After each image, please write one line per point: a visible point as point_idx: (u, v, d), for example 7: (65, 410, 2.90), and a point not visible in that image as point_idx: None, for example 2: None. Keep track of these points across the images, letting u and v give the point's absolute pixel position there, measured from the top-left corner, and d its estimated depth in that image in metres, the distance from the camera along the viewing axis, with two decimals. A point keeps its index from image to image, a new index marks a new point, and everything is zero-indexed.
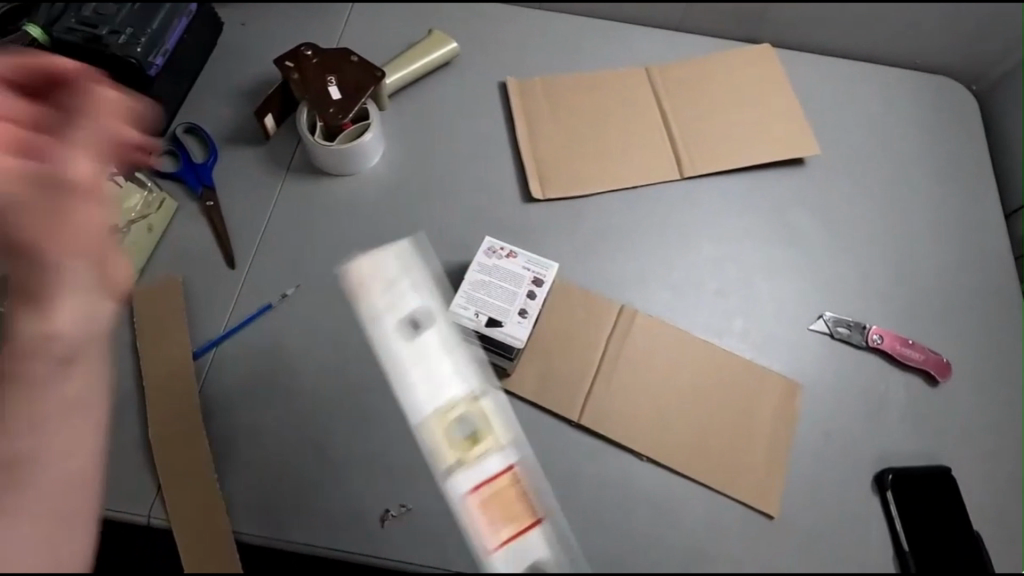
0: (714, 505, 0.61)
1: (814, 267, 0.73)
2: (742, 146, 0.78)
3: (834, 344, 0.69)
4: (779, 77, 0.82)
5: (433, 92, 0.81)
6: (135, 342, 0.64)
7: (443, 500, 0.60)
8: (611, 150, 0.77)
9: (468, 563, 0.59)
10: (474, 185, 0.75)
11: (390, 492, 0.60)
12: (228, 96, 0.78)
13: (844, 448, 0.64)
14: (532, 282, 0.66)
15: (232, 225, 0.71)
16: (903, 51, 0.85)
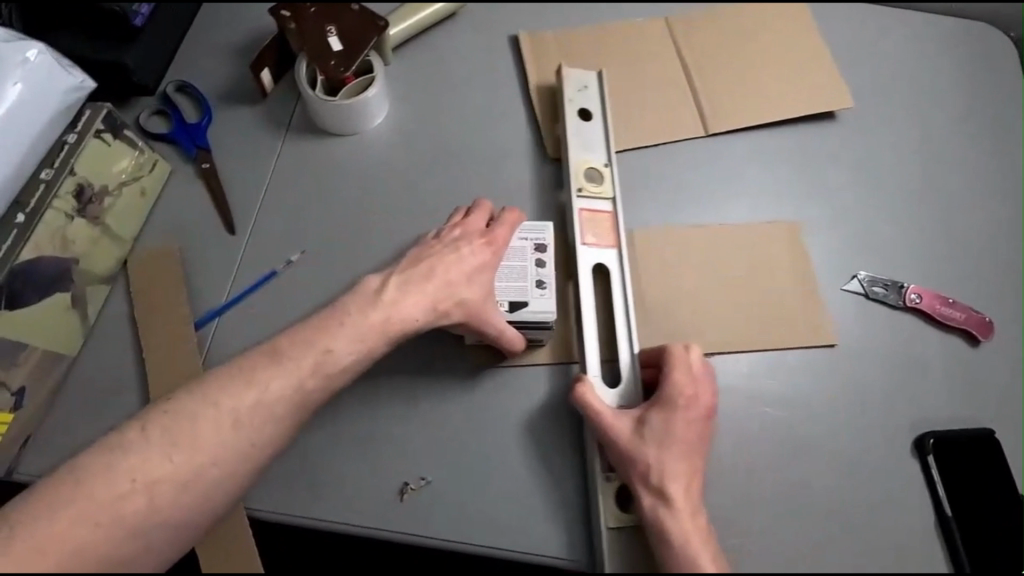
0: (750, 474, 0.58)
1: (848, 224, 0.69)
2: (770, 98, 0.73)
3: (869, 305, 0.65)
4: (806, 26, 0.78)
5: (441, 47, 0.76)
6: (133, 312, 0.60)
7: (465, 472, 0.57)
8: (631, 104, 0.73)
9: (493, 540, 0.55)
10: (486, 143, 0.71)
11: (408, 464, 0.57)
12: (222, 52, 0.73)
13: (884, 413, 0.61)
14: (535, 251, 0.61)
15: (230, 188, 0.67)
16: None
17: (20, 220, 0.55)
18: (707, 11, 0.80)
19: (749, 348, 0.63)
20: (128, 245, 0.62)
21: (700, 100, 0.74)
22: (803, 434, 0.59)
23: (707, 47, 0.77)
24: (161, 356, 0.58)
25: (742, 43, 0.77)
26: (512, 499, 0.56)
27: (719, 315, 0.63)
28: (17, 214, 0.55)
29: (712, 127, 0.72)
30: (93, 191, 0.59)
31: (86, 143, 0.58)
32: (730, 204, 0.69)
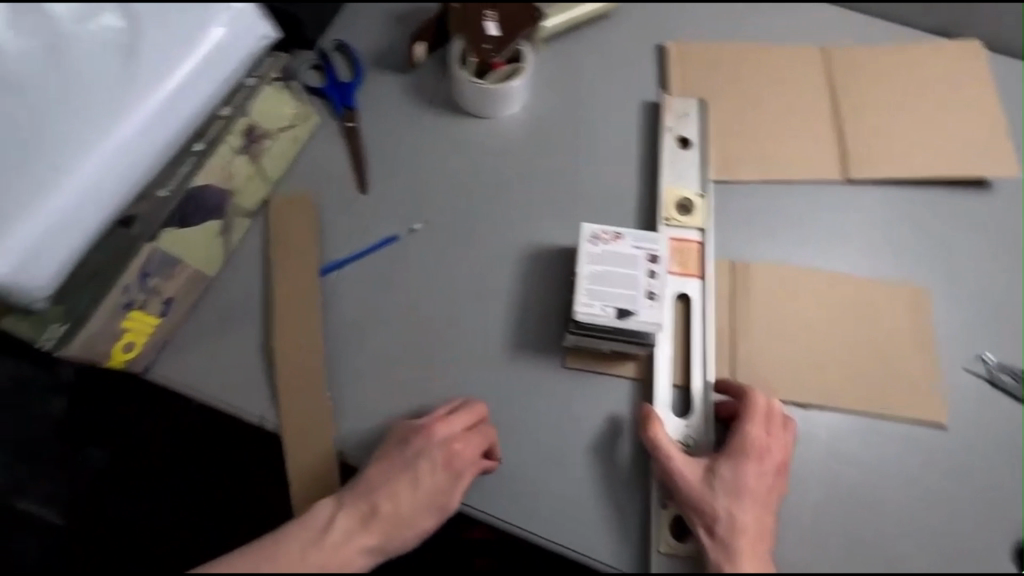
0: (828, 536, 0.56)
1: (987, 301, 0.64)
2: (925, 152, 0.69)
3: (995, 393, 0.61)
4: (976, 79, 0.73)
5: (588, 45, 0.77)
6: (266, 251, 0.64)
7: (545, 465, 0.57)
8: (773, 134, 0.71)
9: (562, 542, 0.55)
10: (616, 150, 0.71)
11: None
12: (380, 19, 0.77)
13: (989, 504, 0.57)
14: (648, 260, 0.58)
15: (369, 148, 0.70)
16: None
17: (196, 148, 0.62)
18: (868, 48, 0.76)
19: (863, 401, 0.60)
20: (273, 182, 0.67)
21: (845, 140, 0.71)
22: (892, 507, 0.57)
23: (863, 84, 0.73)
24: (285, 296, 0.62)
25: (900, 88, 0.73)
26: (580, 507, 0.56)
27: (834, 361, 0.61)
28: (193, 144, 0.62)
29: (854, 172, 0.69)
30: (259, 133, 0.65)
31: (257, 91, 0.65)
32: (860, 254, 0.66)
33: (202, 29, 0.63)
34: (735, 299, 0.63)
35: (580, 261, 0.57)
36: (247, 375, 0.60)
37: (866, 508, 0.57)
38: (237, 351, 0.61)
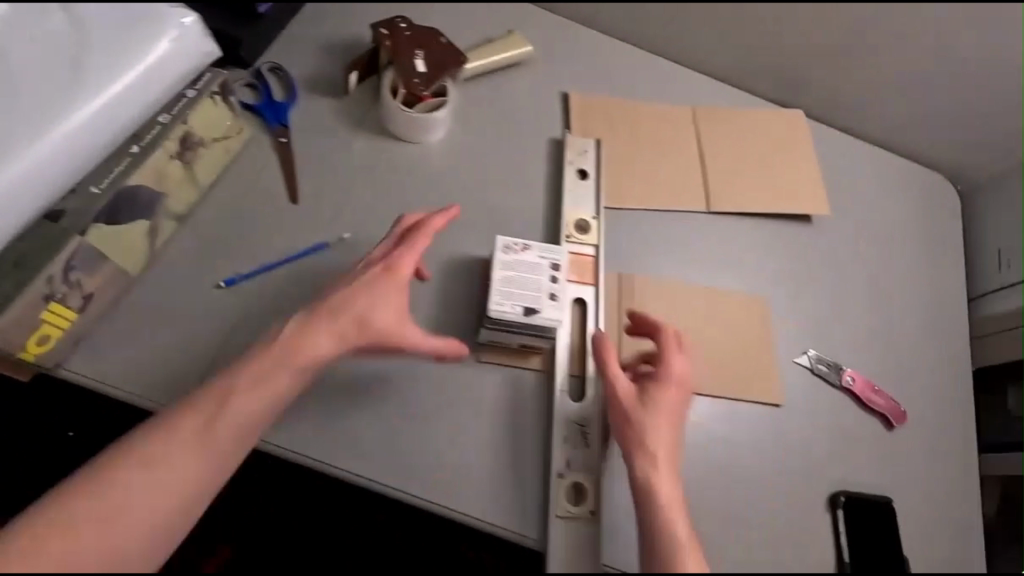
0: (735, 407, 0.78)
1: (822, 317, 0.86)
2: (683, 182, 0.90)
3: (814, 378, 0.81)
4: (677, 127, 0.93)
5: (500, 84, 0.91)
6: (244, 298, 0.69)
7: (556, 429, 0.68)
8: (659, 177, 0.89)
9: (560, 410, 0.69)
10: (526, 186, 0.85)
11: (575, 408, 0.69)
12: (322, 48, 0.86)
13: (816, 399, 0.80)
14: (825, 363, 0.82)
15: (511, 172, 0.86)
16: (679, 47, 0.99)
17: (134, 150, 0.70)
18: (613, 97, 0.94)
19: (721, 392, 0.78)
20: (204, 188, 0.73)
21: (708, 187, 0.91)
22: (765, 374, 0.80)
23: (724, 143, 0.93)
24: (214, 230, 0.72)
25: (640, 124, 0.92)
26: (517, 473, 0.67)
27: (730, 365, 0.79)
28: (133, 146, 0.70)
29: (713, 209, 0.89)
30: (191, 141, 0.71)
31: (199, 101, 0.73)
32: (724, 279, 0.86)
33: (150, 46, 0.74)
34: (742, 337, 0.81)
35: (813, 365, 0.81)
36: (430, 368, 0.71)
37: (759, 462, 0.75)
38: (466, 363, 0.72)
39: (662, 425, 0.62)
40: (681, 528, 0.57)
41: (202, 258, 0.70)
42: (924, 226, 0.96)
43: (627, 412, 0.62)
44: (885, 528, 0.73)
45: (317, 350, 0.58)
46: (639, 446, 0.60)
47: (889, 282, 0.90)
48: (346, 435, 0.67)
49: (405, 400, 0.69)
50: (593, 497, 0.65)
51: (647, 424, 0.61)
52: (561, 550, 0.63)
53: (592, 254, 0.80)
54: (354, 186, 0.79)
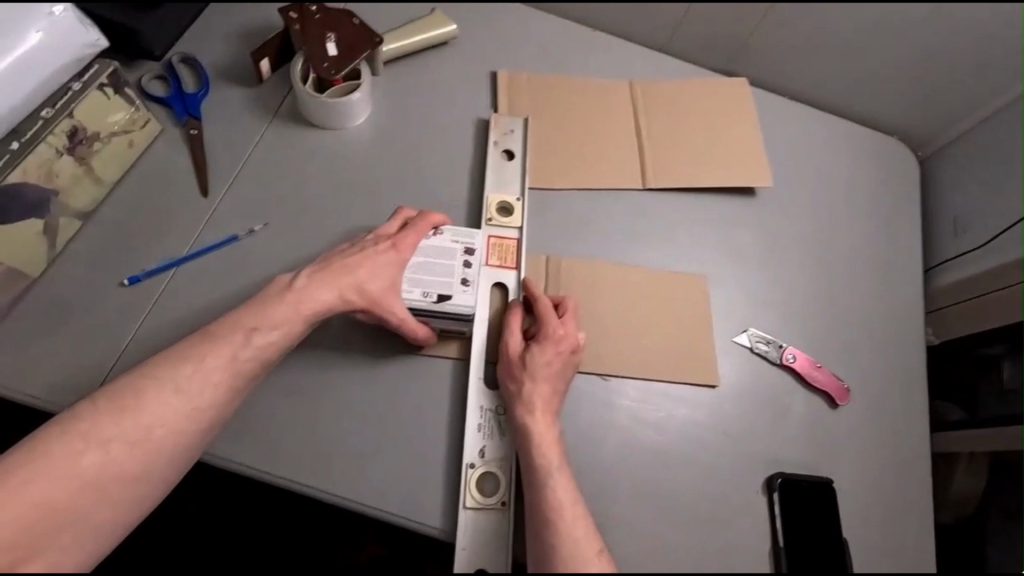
0: (670, 390, 0.74)
1: (765, 292, 0.82)
2: (619, 156, 0.85)
3: (753, 358, 0.77)
4: (611, 103, 0.89)
5: (424, 66, 0.88)
6: (147, 297, 0.67)
7: (469, 417, 0.65)
8: (592, 153, 0.85)
9: (474, 396, 0.66)
10: (449, 168, 0.81)
11: (489, 394, 0.67)
12: (234, 37, 0.83)
13: (756, 379, 0.76)
14: (765, 341, 0.78)
15: (434, 153, 0.82)
16: (609, 23, 0.97)
17: (15, 147, 0.63)
18: (543, 75, 0.91)
19: (655, 375, 0.74)
20: (110, 186, 0.71)
21: (645, 161, 0.86)
22: (703, 354, 0.76)
23: (661, 116, 0.89)
24: (117, 227, 0.70)
25: (571, 100, 0.89)
26: (431, 466, 0.64)
27: (665, 346, 0.75)
28: (13, 142, 0.63)
29: (651, 184, 0.84)
30: (85, 135, 0.67)
31: (88, 92, 0.67)
32: (662, 256, 0.81)
33: (24, 32, 0.65)
34: (679, 315, 0.77)
35: (754, 344, 0.78)
36: (340, 361, 0.68)
37: (695, 446, 0.72)
38: (378, 355, 0.69)
39: (552, 380, 0.64)
40: (560, 488, 0.58)
41: (106, 257, 0.68)
42: (877, 194, 0.92)
43: (514, 374, 0.64)
44: (822, 509, 0.70)
45: (285, 314, 0.58)
46: (521, 405, 0.62)
47: (840, 255, 0.86)
48: (254, 430, 0.64)
49: (314, 395, 0.66)
50: (505, 487, 0.63)
51: (530, 384, 0.63)
52: (465, 540, 0.61)
53: (516, 237, 0.76)
54: (265, 176, 0.76)
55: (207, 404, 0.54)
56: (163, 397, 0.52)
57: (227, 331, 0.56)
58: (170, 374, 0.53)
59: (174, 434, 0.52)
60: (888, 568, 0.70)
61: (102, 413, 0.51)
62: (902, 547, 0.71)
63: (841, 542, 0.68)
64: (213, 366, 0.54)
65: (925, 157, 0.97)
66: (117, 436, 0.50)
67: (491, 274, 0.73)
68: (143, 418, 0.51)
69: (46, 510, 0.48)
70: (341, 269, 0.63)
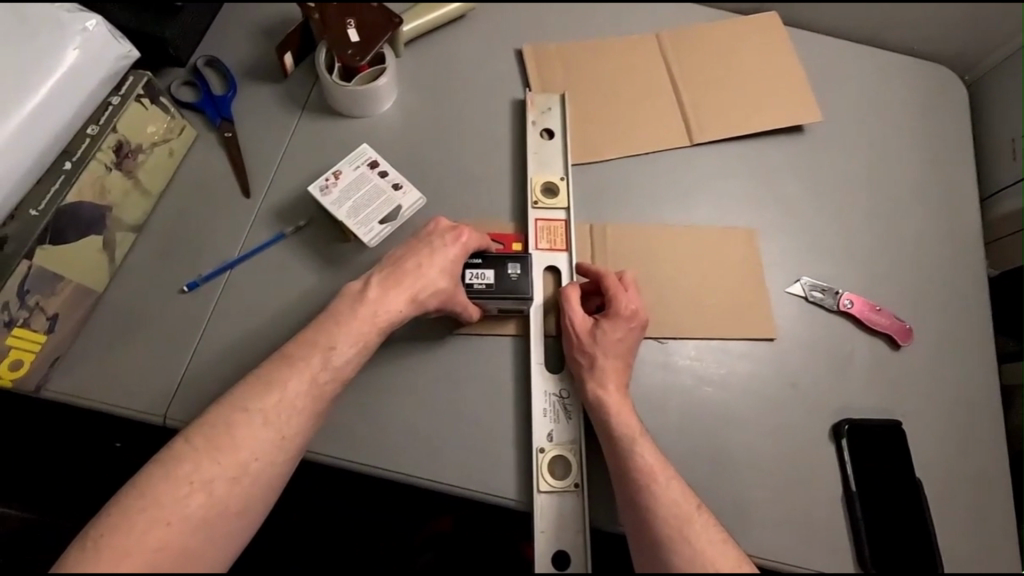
0: (729, 348, 0.73)
1: (815, 239, 0.80)
2: (656, 115, 0.83)
3: (809, 306, 0.76)
4: (639, 59, 0.87)
5: (444, 43, 0.87)
6: (208, 304, 0.69)
7: (535, 402, 0.66)
8: (628, 115, 0.83)
9: (538, 381, 0.67)
10: (482, 145, 0.81)
11: (553, 377, 0.67)
12: (253, 34, 0.83)
13: (813, 328, 0.75)
14: (821, 289, 0.77)
15: (465, 132, 0.81)
16: None
17: (67, 167, 0.64)
18: (565, 40, 0.88)
19: (713, 337, 0.73)
20: (156, 196, 0.72)
21: (686, 116, 0.83)
22: (759, 308, 0.75)
23: (693, 66, 0.86)
24: (168, 239, 0.71)
25: (600, 61, 0.86)
26: (501, 442, 0.66)
27: (721, 303, 0.75)
28: (65, 162, 0.64)
29: (695, 140, 0.82)
30: (130, 148, 0.68)
31: (127, 105, 0.68)
32: (708, 214, 0.80)
33: (58, 49, 0.64)
34: (731, 272, 0.76)
35: (810, 294, 0.76)
36: (399, 348, 0.69)
37: (760, 399, 0.72)
38: (433, 339, 0.69)
39: (620, 354, 0.64)
40: (647, 455, 0.59)
41: (163, 266, 0.70)
42: (923, 123, 0.88)
43: (583, 349, 0.65)
44: (893, 450, 0.70)
45: (360, 329, 0.57)
46: (594, 379, 0.63)
47: (888, 193, 0.83)
48: (328, 420, 0.66)
49: (377, 383, 0.67)
50: (577, 469, 0.64)
51: (600, 357, 0.64)
52: (543, 522, 0.62)
53: (563, 218, 0.76)
54: (303, 173, 0.76)
55: (295, 431, 0.53)
56: (254, 431, 0.51)
57: (306, 353, 0.55)
58: (257, 407, 0.52)
59: (272, 464, 0.51)
60: (962, 504, 0.70)
61: (199, 451, 0.49)
62: (974, 482, 0.71)
63: (915, 482, 0.68)
64: (297, 392, 0.53)
65: (972, 81, 0.92)
66: (218, 475, 0.49)
67: (541, 257, 0.73)
68: (241, 454, 0.50)
69: (168, 559, 0.45)
70: (409, 273, 0.62)
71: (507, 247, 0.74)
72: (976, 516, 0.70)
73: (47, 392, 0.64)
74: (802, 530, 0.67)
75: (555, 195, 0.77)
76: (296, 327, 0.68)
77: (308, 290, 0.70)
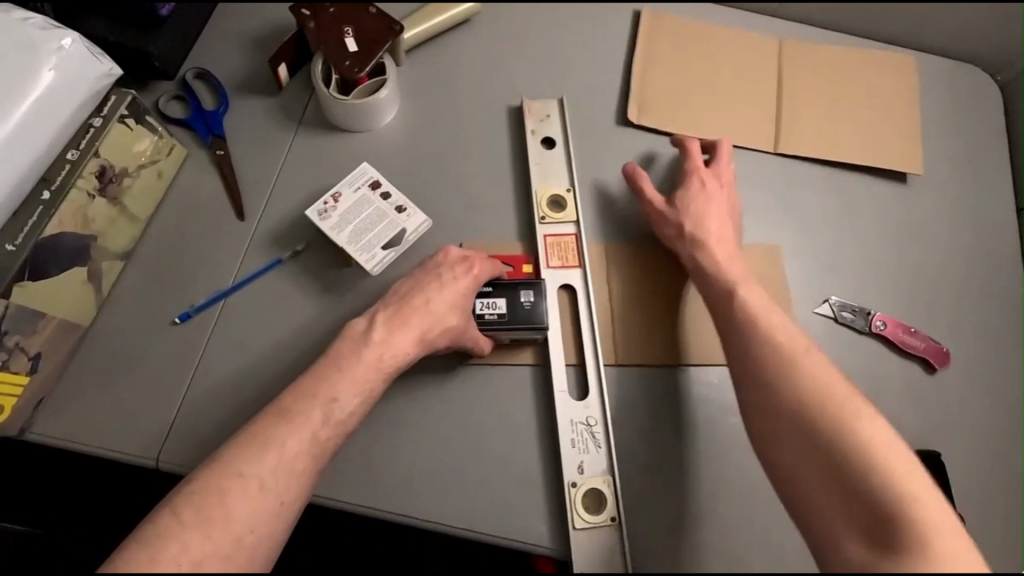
0: None
1: (842, 257, 0.75)
2: (736, 118, 0.80)
3: (839, 328, 0.72)
4: (667, 60, 0.82)
5: (447, 50, 0.82)
6: (202, 336, 0.64)
7: (560, 433, 0.62)
8: (713, 117, 0.79)
9: (561, 412, 0.63)
10: (489, 159, 0.76)
11: (577, 407, 0.63)
12: (244, 44, 0.78)
13: (843, 352, 0.71)
14: (853, 310, 0.72)
15: (471, 145, 0.77)
16: None
17: (44, 197, 0.59)
18: (574, 46, 0.84)
19: None
20: (146, 221, 0.68)
21: (775, 122, 0.80)
22: None
23: (725, 67, 0.83)
24: (157, 268, 0.67)
25: (677, 57, 0.82)
26: (515, 483, 0.62)
27: None
28: (43, 191, 0.59)
29: (784, 147, 0.79)
30: (114, 173, 0.64)
31: (110, 127, 0.63)
32: None
33: (32, 70, 0.58)
34: None
35: (842, 313, 0.72)
36: (405, 381, 0.65)
37: None
38: (441, 371, 0.65)
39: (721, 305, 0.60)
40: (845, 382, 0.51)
41: (152, 297, 0.66)
42: (954, 128, 0.83)
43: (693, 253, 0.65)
44: (932, 483, 0.65)
45: (366, 374, 0.53)
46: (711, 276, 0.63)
47: (918, 204, 0.79)
48: (331, 460, 0.62)
49: (382, 420, 0.63)
50: (613, 502, 0.60)
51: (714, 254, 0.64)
52: (582, 561, 0.58)
53: (573, 232, 0.71)
54: (300, 193, 0.71)
55: (295, 496, 0.47)
56: (249, 500, 0.45)
57: (304, 407, 0.50)
58: (253, 470, 0.46)
59: (269, 535, 0.45)
60: (1005, 536, 0.66)
61: (188, 524, 0.43)
62: (1016, 514, 0.67)
63: (956, 516, 0.64)
64: (296, 454, 0.48)
65: (1005, 82, 0.87)
66: (209, 555, 0.42)
67: (551, 276, 0.69)
68: (235, 527, 0.44)
69: None
70: (417, 310, 0.58)
71: (516, 269, 0.70)
72: (1022, 552, 0.66)
73: (32, 435, 0.60)
74: None
75: (564, 210, 0.72)
76: (296, 361, 0.64)
77: (308, 320, 0.66)
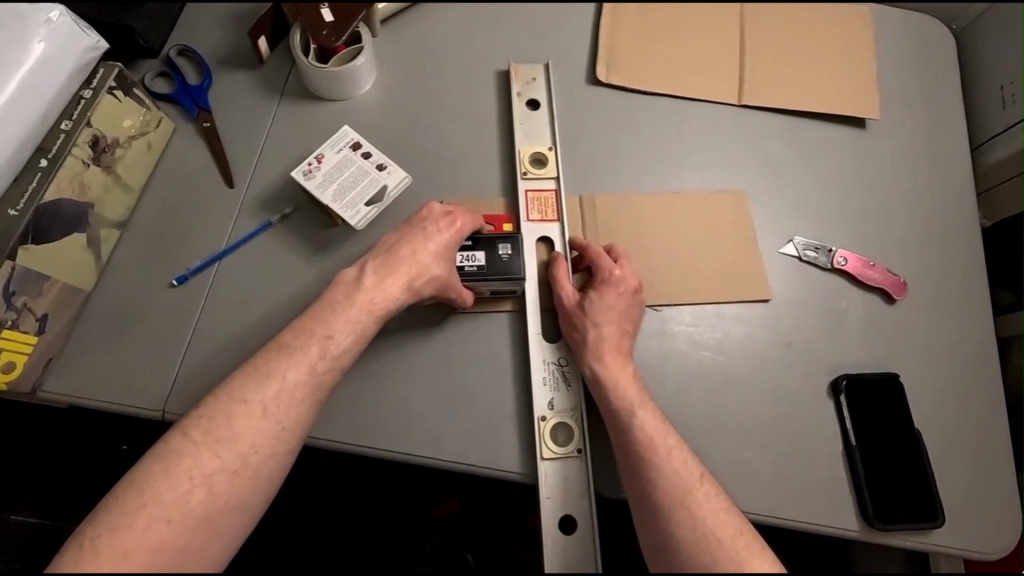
0: (728, 313, 0.73)
1: (807, 200, 0.79)
2: (699, 74, 0.83)
3: (803, 266, 0.76)
4: (632, 21, 0.86)
5: (422, 20, 0.85)
6: (200, 298, 0.68)
7: (535, 372, 0.66)
8: (677, 74, 0.83)
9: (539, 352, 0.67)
10: (468, 122, 0.79)
11: (550, 349, 0.67)
12: (226, 22, 0.81)
13: (808, 289, 0.75)
14: (813, 249, 0.76)
15: (449, 109, 0.80)
16: None
17: (43, 164, 0.63)
18: (546, 10, 0.87)
19: (709, 300, 0.73)
20: (138, 191, 0.71)
21: (736, 76, 0.84)
22: (751, 270, 0.75)
23: (688, 25, 0.86)
24: (153, 236, 0.70)
25: (641, 19, 0.86)
26: (502, 420, 0.66)
27: (714, 267, 0.74)
28: (41, 159, 0.63)
29: (745, 99, 0.83)
30: (106, 143, 0.67)
31: (99, 98, 0.66)
32: (699, 179, 0.79)
33: (24, 43, 0.63)
34: (724, 236, 0.76)
35: (803, 253, 0.76)
36: (395, 331, 0.69)
37: (758, 359, 0.72)
38: (429, 322, 0.69)
39: None
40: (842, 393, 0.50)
41: (150, 264, 0.69)
42: (912, 75, 0.86)
43: None
44: (892, 404, 0.70)
45: (356, 316, 0.58)
46: None
47: (879, 147, 0.83)
48: (329, 407, 0.66)
49: (375, 369, 0.67)
50: (580, 435, 0.64)
51: None
52: (550, 489, 0.62)
53: (553, 188, 0.75)
54: (286, 161, 0.75)
55: (294, 421, 0.53)
56: (253, 422, 0.51)
57: (301, 343, 0.56)
58: (256, 397, 0.52)
59: (273, 455, 0.52)
60: (964, 454, 0.71)
61: (199, 445, 0.50)
62: (971, 430, 0.72)
63: (915, 433, 0.69)
64: (295, 380, 0.54)
65: (960, 29, 0.91)
66: (217, 468, 0.49)
67: (533, 229, 0.73)
68: (240, 445, 0.50)
69: (171, 553, 0.45)
70: (402, 259, 0.62)
71: (498, 228, 0.73)
72: (978, 466, 0.70)
73: (43, 394, 0.63)
74: (809, 488, 0.67)
75: (545, 165, 0.76)
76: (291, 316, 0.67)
77: (299, 279, 0.69)
